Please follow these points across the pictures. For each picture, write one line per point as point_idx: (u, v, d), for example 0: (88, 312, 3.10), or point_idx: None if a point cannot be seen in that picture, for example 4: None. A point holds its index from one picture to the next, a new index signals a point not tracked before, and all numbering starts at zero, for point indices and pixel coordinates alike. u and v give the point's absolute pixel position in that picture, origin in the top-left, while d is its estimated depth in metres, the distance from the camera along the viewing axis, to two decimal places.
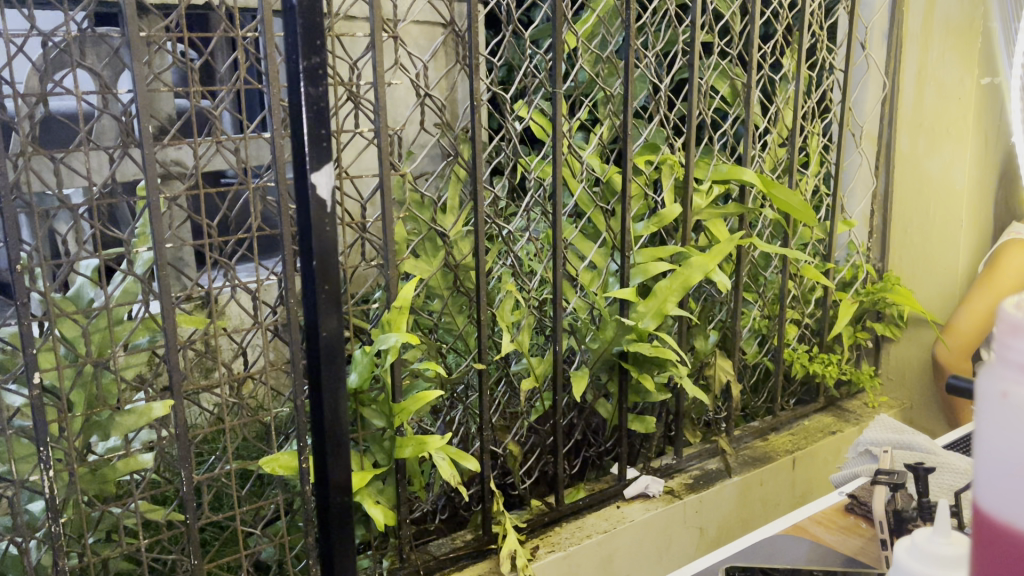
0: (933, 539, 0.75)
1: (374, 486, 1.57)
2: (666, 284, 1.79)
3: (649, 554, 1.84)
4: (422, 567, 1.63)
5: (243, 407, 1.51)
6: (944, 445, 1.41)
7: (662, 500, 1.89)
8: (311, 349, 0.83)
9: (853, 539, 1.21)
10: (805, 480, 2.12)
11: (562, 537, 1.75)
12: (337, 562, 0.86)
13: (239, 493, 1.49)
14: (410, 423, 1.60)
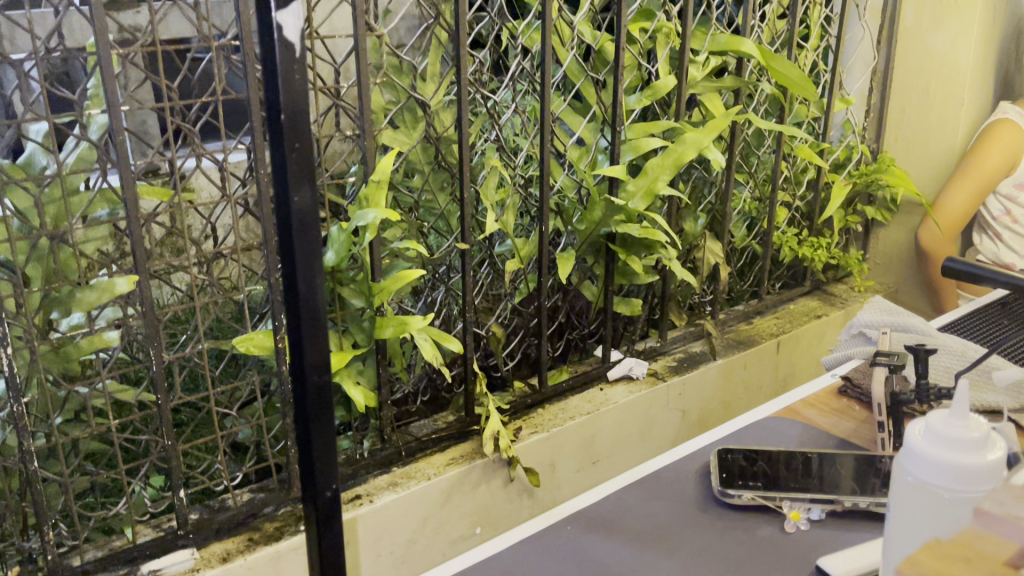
0: (949, 422, 0.73)
1: (353, 368, 1.53)
2: (657, 163, 1.70)
3: (631, 436, 1.84)
4: (403, 448, 1.61)
5: (214, 286, 1.43)
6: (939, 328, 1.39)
7: (645, 382, 1.87)
8: (280, 217, 0.75)
9: (845, 422, 1.19)
10: (788, 363, 2.11)
11: (545, 419, 1.73)
12: (316, 448, 0.81)
13: (213, 374, 1.44)
14: (390, 303, 1.54)
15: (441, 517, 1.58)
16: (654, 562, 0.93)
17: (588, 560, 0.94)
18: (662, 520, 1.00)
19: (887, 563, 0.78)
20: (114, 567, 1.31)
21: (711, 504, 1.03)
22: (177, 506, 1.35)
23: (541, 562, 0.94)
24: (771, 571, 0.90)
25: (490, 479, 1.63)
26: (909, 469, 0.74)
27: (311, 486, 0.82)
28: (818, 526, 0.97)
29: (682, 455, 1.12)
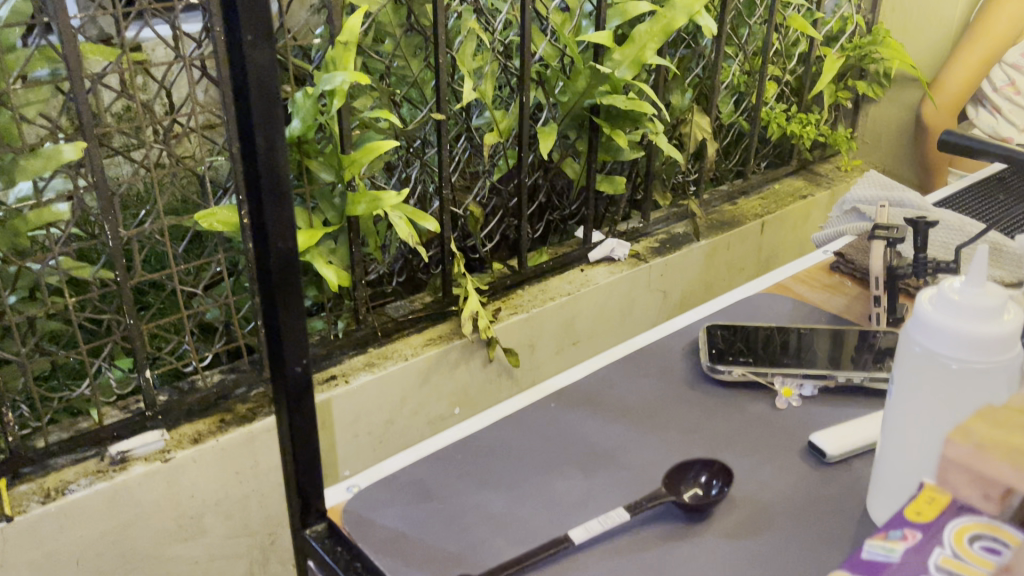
0: (964, 291, 0.67)
1: (325, 246, 1.45)
2: (645, 29, 1.60)
3: (611, 316, 1.80)
4: (378, 329, 1.56)
5: (172, 158, 1.34)
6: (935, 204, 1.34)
7: (627, 264, 1.82)
8: (232, 62, 0.66)
9: (837, 298, 1.15)
10: (771, 244, 2.07)
11: (524, 300, 1.68)
12: (284, 321, 0.74)
13: (175, 252, 1.37)
14: (362, 178, 1.46)
15: (419, 398, 1.55)
16: (641, 438, 0.90)
17: (574, 437, 0.90)
18: (649, 397, 0.97)
19: (887, 436, 0.74)
20: (80, 448, 1.27)
21: (700, 381, 0.99)
22: (144, 388, 1.31)
23: (525, 439, 0.90)
24: (763, 447, 0.88)
25: (469, 360, 1.60)
26: (916, 339, 0.70)
27: (278, 359, 0.76)
28: (810, 402, 0.94)
29: (669, 332, 1.08)
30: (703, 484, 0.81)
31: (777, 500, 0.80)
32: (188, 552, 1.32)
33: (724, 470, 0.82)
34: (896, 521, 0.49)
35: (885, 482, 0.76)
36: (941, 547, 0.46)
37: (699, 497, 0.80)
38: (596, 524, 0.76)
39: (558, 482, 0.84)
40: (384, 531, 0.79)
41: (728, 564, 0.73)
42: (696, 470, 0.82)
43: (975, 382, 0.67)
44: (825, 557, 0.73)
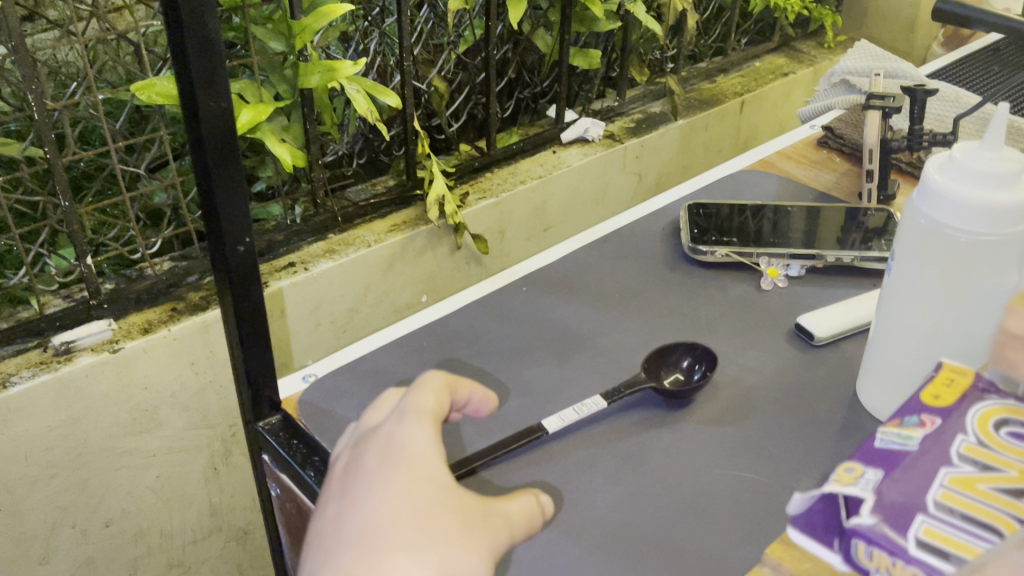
0: (977, 155, 0.60)
1: (277, 123, 1.35)
2: None
3: (585, 200, 1.72)
4: (338, 213, 1.48)
5: (103, 24, 1.21)
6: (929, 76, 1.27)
7: (602, 145, 1.72)
8: None
9: (825, 174, 1.08)
10: (750, 124, 1.98)
11: (493, 184, 1.60)
12: (220, 199, 0.65)
13: (112, 129, 1.27)
14: (315, 47, 1.34)
15: (384, 286, 1.48)
16: (618, 322, 0.84)
17: (547, 321, 0.84)
18: (627, 279, 0.90)
19: (884, 317, 0.69)
20: (20, 339, 1.20)
21: (680, 262, 0.93)
22: (87, 276, 1.23)
23: (494, 325, 0.84)
24: (747, 330, 0.82)
25: (435, 246, 1.52)
26: (922, 210, 0.63)
27: (217, 239, 0.68)
28: (796, 283, 0.89)
29: (647, 212, 1.01)
30: (684, 370, 0.76)
31: (762, 386, 0.75)
32: (144, 445, 1.27)
33: (707, 355, 0.77)
34: (910, 408, 0.45)
35: (879, 365, 0.71)
36: (965, 435, 0.41)
37: (678, 382, 0.75)
38: (571, 413, 0.70)
39: (530, 369, 0.78)
40: (342, 422, 0.74)
41: (710, 452, 0.68)
42: (677, 352, 0.77)
43: (985, 256, 0.62)
44: (812, 443, 0.69)
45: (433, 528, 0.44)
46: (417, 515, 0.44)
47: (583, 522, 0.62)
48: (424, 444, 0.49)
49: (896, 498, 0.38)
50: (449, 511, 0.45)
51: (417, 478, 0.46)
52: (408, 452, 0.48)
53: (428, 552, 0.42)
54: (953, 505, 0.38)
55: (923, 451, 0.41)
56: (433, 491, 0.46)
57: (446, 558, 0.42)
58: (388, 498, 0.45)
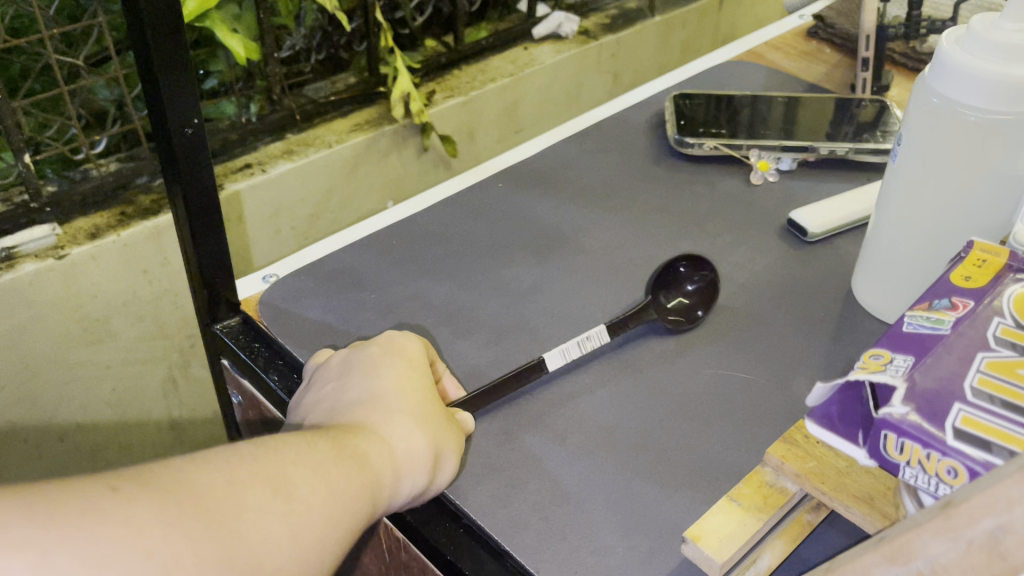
0: (996, 27, 0.54)
1: (227, 12, 1.26)
2: None
3: (558, 101, 1.65)
4: (297, 112, 1.39)
5: None
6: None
7: (576, 42, 1.63)
8: None
9: (816, 66, 1.02)
10: (730, 22, 1.90)
11: (462, 82, 1.52)
12: (162, 75, 0.57)
13: (45, 15, 1.16)
14: None
15: (347, 190, 1.40)
16: (600, 219, 0.79)
17: (525, 218, 0.79)
18: (608, 174, 0.85)
19: (884, 205, 0.65)
20: None
21: (665, 158, 0.87)
22: (26, 177, 1.15)
23: (468, 223, 0.78)
24: (738, 227, 0.78)
25: (401, 148, 1.44)
26: (932, 88, 0.58)
27: (160, 123, 0.60)
28: (786, 178, 0.84)
29: (629, 105, 0.95)
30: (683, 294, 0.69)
31: (753, 284, 0.71)
32: (97, 357, 1.21)
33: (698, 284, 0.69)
34: (937, 291, 0.40)
35: (878, 259, 0.66)
36: (1001, 318, 0.37)
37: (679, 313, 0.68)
38: (573, 347, 0.62)
39: (507, 268, 0.73)
40: (307, 323, 0.67)
41: (701, 352, 0.64)
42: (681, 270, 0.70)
43: (1000, 136, 0.57)
44: (808, 342, 0.65)
45: (428, 407, 0.55)
46: (416, 394, 0.55)
47: (569, 426, 0.58)
48: (417, 348, 0.59)
49: (930, 385, 0.34)
50: (434, 399, 0.56)
51: (416, 372, 0.57)
52: (407, 350, 0.58)
53: (424, 423, 0.54)
54: (992, 392, 0.34)
55: (957, 334, 0.36)
56: (425, 380, 0.57)
57: (437, 430, 0.54)
58: (391, 377, 0.56)
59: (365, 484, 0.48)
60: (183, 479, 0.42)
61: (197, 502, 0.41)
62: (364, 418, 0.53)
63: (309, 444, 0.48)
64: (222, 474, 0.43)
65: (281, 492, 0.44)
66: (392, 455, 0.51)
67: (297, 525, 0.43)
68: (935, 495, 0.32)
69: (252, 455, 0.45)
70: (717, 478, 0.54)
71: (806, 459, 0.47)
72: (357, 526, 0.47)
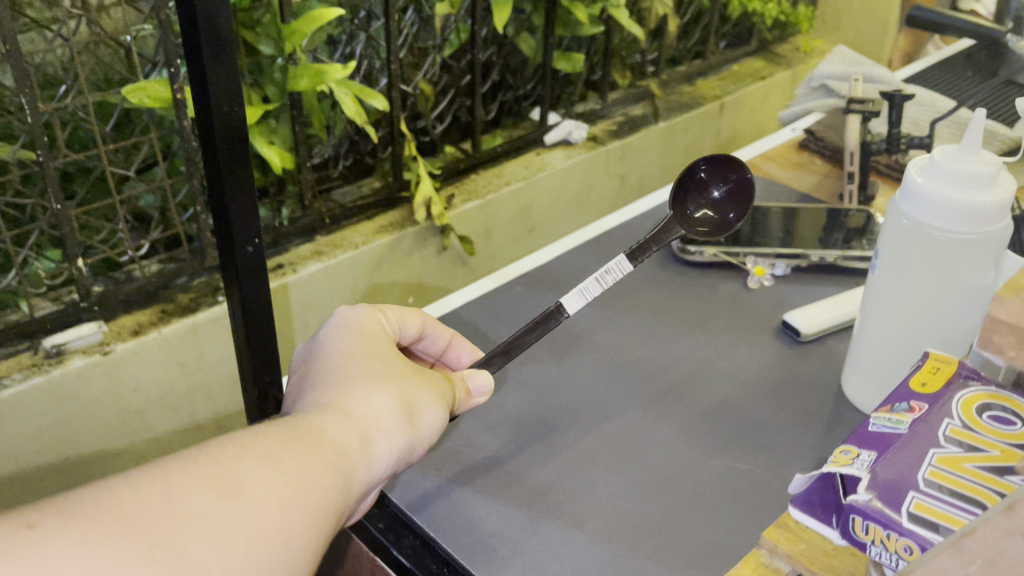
0: (955, 157, 0.63)
1: (266, 126, 1.38)
2: None
3: (569, 203, 1.74)
4: (326, 215, 1.48)
5: (94, 25, 1.22)
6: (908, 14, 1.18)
7: (584, 147, 1.74)
8: None
9: (808, 176, 1.11)
10: (730, 126, 2.02)
11: (479, 186, 1.62)
12: (231, 200, 0.66)
13: (103, 131, 1.27)
14: (303, 50, 1.35)
15: (371, 287, 1.49)
16: (613, 320, 0.86)
17: (544, 319, 0.86)
18: (618, 279, 0.93)
19: (867, 309, 0.72)
20: (11, 342, 1.21)
21: (669, 262, 0.95)
22: (77, 278, 1.24)
23: (491, 323, 0.86)
24: (737, 328, 0.85)
25: (423, 248, 1.53)
26: (903, 210, 0.66)
27: (226, 240, 0.68)
28: (782, 281, 0.92)
29: (637, 213, 1.04)
30: (712, 203, 0.72)
31: (752, 381, 0.78)
32: (133, 448, 1.27)
33: (740, 200, 0.71)
34: (900, 394, 0.47)
35: (865, 360, 0.73)
36: (951, 419, 0.44)
37: (711, 219, 0.71)
38: (594, 286, 0.62)
39: (528, 365, 0.80)
40: None
41: (706, 444, 0.71)
42: (704, 175, 0.72)
43: (967, 253, 0.64)
44: (802, 436, 0.71)
45: (380, 377, 0.57)
46: (371, 364, 0.58)
47: (586, 512, 0.64)
48: (367, 325, 0.62)
49: (890, 476, 0.41)
50: (390, 367, 0.58)
51: (366, 347, 0.59)
52: (358, 326, 0.61)
53: (377, 391, 0.56)
54: (942, 482, 0.40)
55: (913, 433, 0.43)
56: (378, 352, 0.59)
57: (392, 394, 0.56)
58: (344, 357, 0.58)
59: (326, 459, 0.50)
60: (112, 502, 0.42)
61: (125, 525, 0.41)
62: (320, 398, 0.55)
63: (259, 432, 0.49)
64: (157, 487, 0.43)
65: (225, 492, 0.45)
66: (350, 423, 0.53)
67: (250, 522, 0.44)
68: (896, 570, 0.39)
69: (195, 459, 0.46)
70: (721, 562, 0.60)
71: (798, 541, 0.52)
72: (327, 500, 0.48)
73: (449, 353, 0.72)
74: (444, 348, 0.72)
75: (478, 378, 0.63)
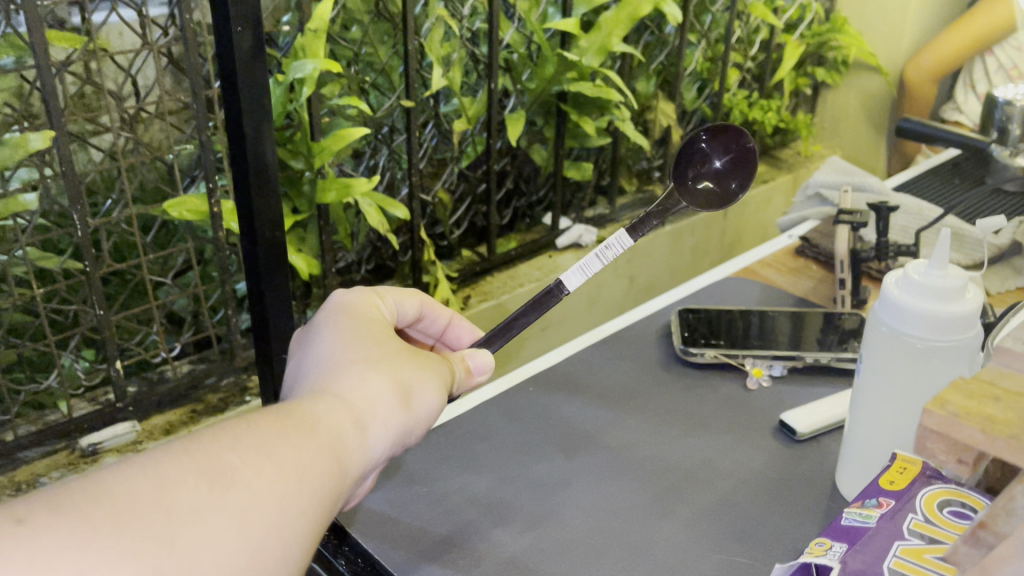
0: (926, 272, 0.69)
1: (294, 235, 1.47)
2: (611, 17, 1.63)
3: (581, 304, 1.82)
4: None
5: (141, 145, 1.34)
6: (896, 125, 1.28)
7: (594, 250, 1.83)
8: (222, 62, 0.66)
9: (804, 281, 1.18)
10: (735, 228, 2.11)
11: (495, 287, 1.70)
12: (271, 311, 0.75)
13: (144, 242, 1.37)
14: (330, 166, 1.46)
15: None
16: (620, 420, 0.92)
17: (555, 419, 0.92)
18: (625, 381, 0.99)
19: (852, 409, 0.78)
20: (50, 441, 1.29)
21: (673, 364, 1.02)
22: (113, 379, 1.32)
23: (506, 423, 0.92)
24: (737, 427, 0.90)
25: None
26: (883, 319, 0.72)
27: (265, 348, 0.76)
28: (779, 382, 0.97)
29: (641, 316, 1.11)
30: (714, 172, 0.82)
31: (751, 479, 0.83)
32: None
33: (740, 169, 0.82)
34: (870, 491, 0.54)
35: (855, 459, 0.78)
36: (914, 513, 0.51)
37: (713, 191, 0.82)
38: (594, 261, 0.70)
39: (540, 463, 0.85)
40: (371, 513, 0.79)
41: (707, 540, 0.75)
42: (705, 146, 0.83)
43: (942, 361, 0.70)
44: (798, 532, 0.76)
45: (373, 367, 0.59)
46: (364, 354, 0.60)
47: None
48: (357, 320, 0.64)
49: (859, 565, 0.48)
50: (381, 357, 0.60)
51: (358, 338, 0.61)
52: (350, 320, 0.64)
53: (370, 380, 0.58)
54: (904, 570, 0.47)
55: (880, 526, 0.50)
56: (369, 342, 0.61)
57: (384, 385, 0.58)
58: (336, 350, 0.60)
59: (320, 447, 0.51)
60: (103, 497, 0.42)
61: (117, 518, 0.42)
62: (314, 388, 0.56)
63: (253, 421, 0.50)
64: (149, 480, 0.44)
65: (218, 483, 0.45)
66: (344, 412, 0.54)
67: (244, 512, 0.45)
68: None
69: (188, 450, 0.46)
70: None
71: None
72: (324, 486, 0.49)
73: (449, 331, 0.79)
74: (443, 328, 0.79)
75: (479, 356, 0.69)
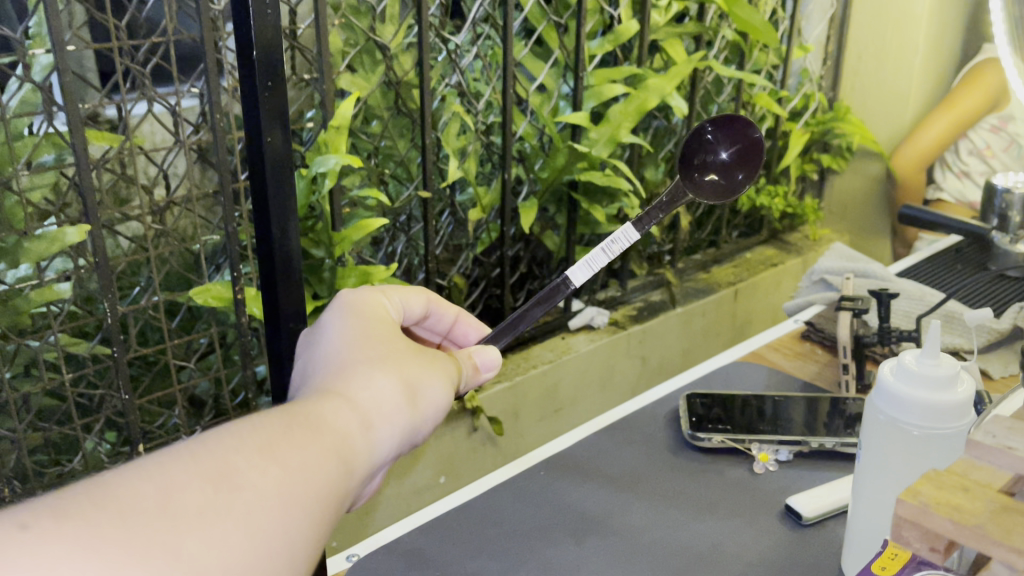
0: (921, 361, 0.73)
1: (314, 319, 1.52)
2: (620, 109, 1.71)
3: (593, 384, 1.84)
4: None
5: (169, 235, 1.41)
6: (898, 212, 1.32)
7: (606, 332, 1.86)
8: None
9: (810, 365, 1.21)
10: (745, 309, 2.14)
11: (509, 368, 1.73)
12: None
13: (169, 327, 1.42)
14: (350, 254, 1.52)
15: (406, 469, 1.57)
16: (628, 505, 0.94)
17: (565, 504, 0.94)
18: (633, 466, 1.01)
19: (855, 497, 0.79)
20: None
21: (681, 448, 1.04)
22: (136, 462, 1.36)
23: (517, 507, 0.94)
24: (744, 512, 0.92)
25: (455, 430, 1.62)
26: (880, 406, 0.75)
27: None
28: (785, 466, 0.99)
29: (649, 401, 1.14)
30: (719, 165, 0.77)
31: (758, 564, 0.84)
32: None
33: (747, 163, 0.76)
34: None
35: (859, 545, 0.80)
36: None
37: (719, 183, 0.76)
38: (600, 256, 0.68)
39: (550, 548, 0.87)
40: None
41: None
42: (710, 138, 0.77)
43: (939, 446, 0.72)
44: None
45: (378, 366, 0.57)
46: (372, 353, 0.58)
47: None
48: (365, 316, 0.62)
49: None
50: (387, 356, 0.58)
51: (364, 335, 0.60)
52: (357, 317, 0.62)
53: (376, 380, 0.56)
54: None
55: None
56: (376, 341, 0.60)
57: (391, 383, 0.56)
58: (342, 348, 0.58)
59: (328, 446, 0.49)
60: (104, 500, 0.40)
61: (120, 523, 0.39)
62: (320, 386, 0.55)
63: (257, 419, 0.48)
64: (152, 482, 0.42)
65: (223, 485, 0.43)
66: (350, 411, 0.52)
67: (251, 513, 0.43)
68: None
69: (191, 450, 0.44)
70: None
71: None
72: (332, 485, 0.48)
73: (457, 325, 0.80)
74: (451, 324, 0.80)
75: (485, 352, 0.69)
